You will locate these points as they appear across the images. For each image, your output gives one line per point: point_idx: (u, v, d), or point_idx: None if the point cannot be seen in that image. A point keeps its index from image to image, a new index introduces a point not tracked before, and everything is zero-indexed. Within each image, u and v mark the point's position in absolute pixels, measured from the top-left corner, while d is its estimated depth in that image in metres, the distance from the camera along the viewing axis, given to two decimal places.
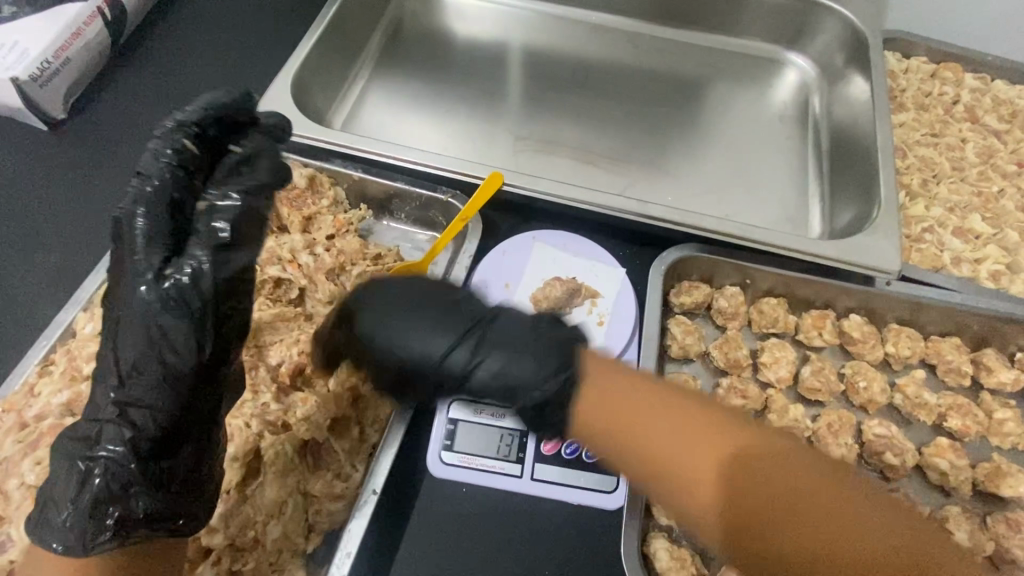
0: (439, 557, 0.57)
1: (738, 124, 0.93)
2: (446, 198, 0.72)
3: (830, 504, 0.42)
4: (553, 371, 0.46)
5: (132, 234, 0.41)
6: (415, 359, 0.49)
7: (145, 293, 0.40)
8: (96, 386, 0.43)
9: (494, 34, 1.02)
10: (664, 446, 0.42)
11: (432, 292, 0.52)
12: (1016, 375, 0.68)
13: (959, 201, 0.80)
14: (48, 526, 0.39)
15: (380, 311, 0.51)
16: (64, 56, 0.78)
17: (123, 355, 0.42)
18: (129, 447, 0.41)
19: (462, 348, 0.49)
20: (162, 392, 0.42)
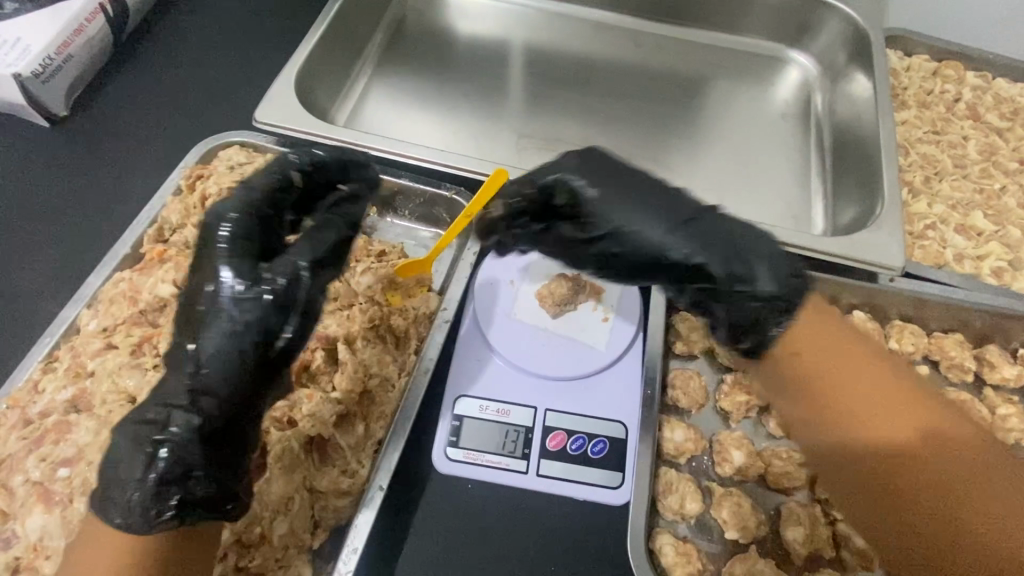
0: (444, 553, 0.57)
1: (741, 122, 0.93)
2: (451, 194, 0.72)
3: (973, 488, 0.42)
4: (768, 271, 0.51)
5: (223, 233, 0.47)
6: (636, 242, 0.53)
7: (229, 275, 0.45)
8: (170, 370, 0.44)
9: (496, 32, 1.02)
10: (833, 376, 0.47)
11: (647, 183, 0.56)
12: (1019, 371, 0.68)
13: (961, 198, 0.81)
14: (110, 503, 0.40)
15: (615, 195, 0.55)
16: (66, 53, 0.77)
17: (202, 344, 0.44)
18: (191, 433, 0.42)
19: (689, 235, 0.52)
20: (227, 378, 0.43)
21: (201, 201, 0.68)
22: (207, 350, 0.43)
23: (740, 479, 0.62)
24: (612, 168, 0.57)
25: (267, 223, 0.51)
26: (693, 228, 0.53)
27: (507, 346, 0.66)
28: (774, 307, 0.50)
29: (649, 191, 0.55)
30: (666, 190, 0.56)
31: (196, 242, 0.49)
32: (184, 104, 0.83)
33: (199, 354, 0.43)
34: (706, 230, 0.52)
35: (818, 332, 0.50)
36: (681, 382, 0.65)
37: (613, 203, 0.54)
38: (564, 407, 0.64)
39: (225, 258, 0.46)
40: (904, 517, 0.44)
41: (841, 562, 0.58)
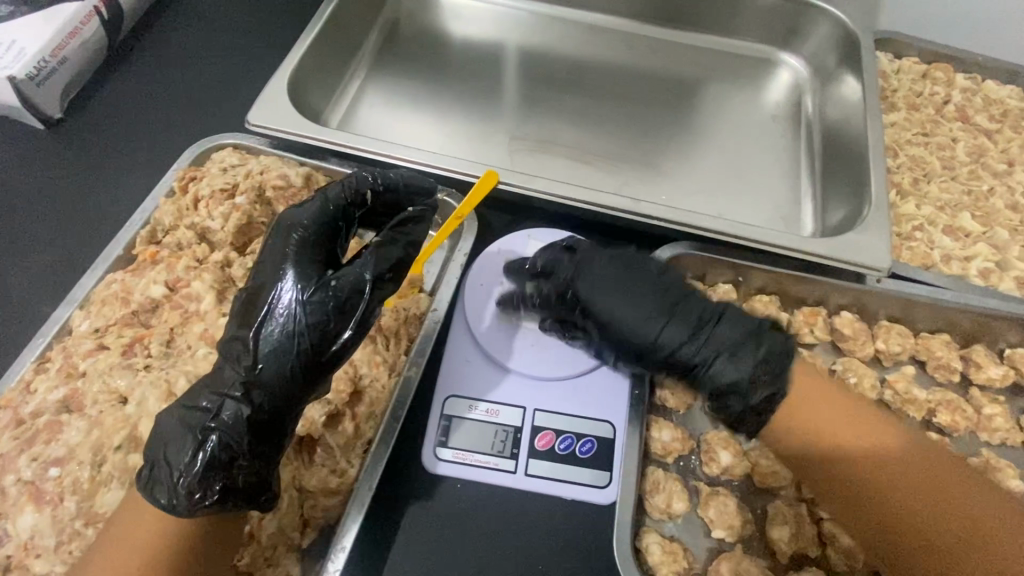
0: (432, 551, 0.58)
1: (732, 123, 0.94)
2: (443, 196, 0.73)
3: (925, 480, 0.54)
4: (756, 384, 0.60)
5: (296, 234, 0.55)
6: (640, 348, 0.62)
7: (292, 276, 0.53)
8: (225, 359, 0.52)
9: (490, 34, 1.03)
10: (816, 417, 0.59)
11: (653, 287, 0.64)
12: (1004, 371, 0.69)
13: (949, 199, 0.81)
14: (159, 483, 0.47)
15: (626, 303, 0.63)
16: (61, 55, 0.78)
17: (264, 335, 0.51)
18: (234, 426, 0.49)
19: (687, 345, 0.62)
20: (285, 373, 0.50)
21: (194, 203, 0.69)
22: (273, 343, 0.51)
23: (727, 478, 0.63)
24: (626, 273, 0.65)
25: (333, 234, 0.57)
26: (693, 337, 0.62)
27: (497, 347, 0.67)
28: (754, 410, 0.60)
29: (656, 297, 0.64)
30: (669, 292, 0.64)
31: (269, 236, 0.57)
32: (178, 106, 0.84)
33: (261, 348, 0.51)
34: (707, 338, 0.62)
35: (811, 390, 0.60)
36: (669, 382, 0.66)
37: (621, 314, 0.63)
38: (552, 407, 0.64)
39: (293, 261, 0.54)
40: (890, 518, 0.53)
41: (826, 562, 0.59)
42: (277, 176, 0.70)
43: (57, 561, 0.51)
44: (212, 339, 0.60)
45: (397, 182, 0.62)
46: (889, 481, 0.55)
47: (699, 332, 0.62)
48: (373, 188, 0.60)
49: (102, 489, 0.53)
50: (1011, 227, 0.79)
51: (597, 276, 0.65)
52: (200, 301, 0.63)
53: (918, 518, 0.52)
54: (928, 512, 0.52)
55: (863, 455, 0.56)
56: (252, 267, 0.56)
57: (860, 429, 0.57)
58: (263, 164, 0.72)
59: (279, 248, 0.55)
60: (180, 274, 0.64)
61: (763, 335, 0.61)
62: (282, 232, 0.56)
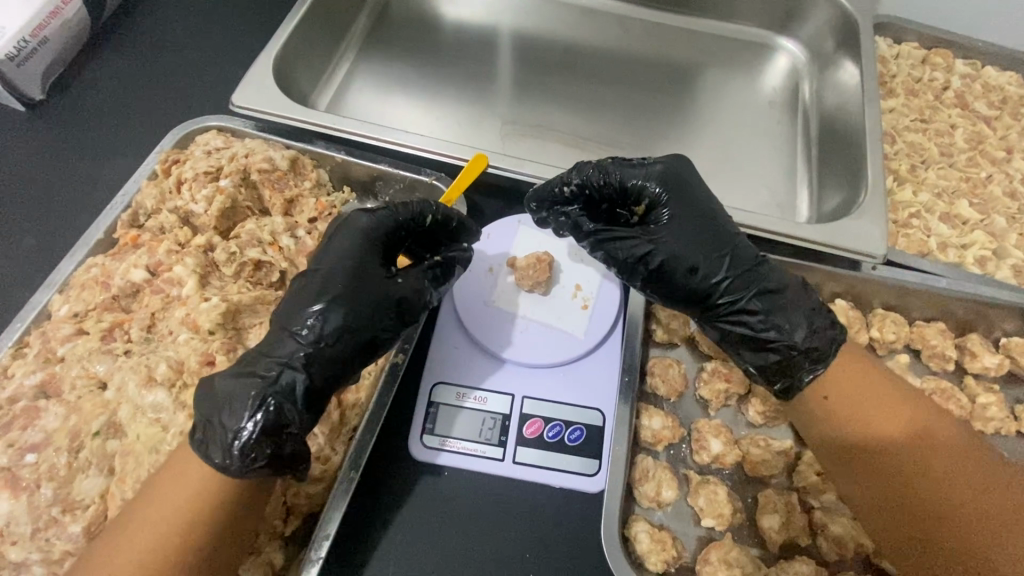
0: (418, 542, 0.57)
1: (727, 109, 0.92)
2: (430, 180, 0.71)
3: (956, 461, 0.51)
4: (833, 339, 0.58)
5: (360, 234, 0.57)
6: (681, 262, 0.59)
7: (359, 266, 0.56)
8: (274, 333, 0.53)
9: (483, 16, 1.00)
10: (852, 397, 0.57)
11: (716, 214, 0.62)
12: (1000, 360, 0.68)
13: (947, 186, 0.80)
14: (214, 444, 0.47)
15: (683, 218, 0.61)
16: (42, 35, 0.75)
17: (329, 317, 0.53)
18: (289, 392, 0.49)
19: (752, 273, 0.59)
20: (342, 350, 0.53)
21: (177, 185, 0.67)
22: (336, 323, 0.53)
23: (718, 467, 0.62)
24: (690, 192, 0.62)
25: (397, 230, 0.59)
26: (744, 271, 0.59)
27: (484, 331, 0.66)
28: (808, 353, 0.57)
29: (713, 228, 0.61)
30: (728, 226, 0.61)
31: (335, 225, 0.59)
32: (164, 89, 0.82)
33: (325, 326, 0.52)
34: (756, 293, 0.59)
35: (848, 371, 0.58)
36: (660, 369, 0.65)
37: (680, 226, 0.60)
38: (541, 394, 0.64)
39: (359, 248, 0.57)
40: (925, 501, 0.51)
41: (818, 551, 0.58)
42: (261, 159, 0.67)
43: (33, 549, 0.50)
44: (192, 323, 0.58)
45: (455, 217, 0.61)
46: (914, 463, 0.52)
47: (754, 267, 0.59)
48: (434, 215, 0.60)
49: (79, 475, 0.52)
50: (1009, 215, 0.78)
51: (666, 183, 0.62)
52: (181, 286, 0.61)
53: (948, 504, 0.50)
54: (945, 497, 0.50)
55: (882, 441, 0.54)
56: (317, 254, 0.57)
57: (893, 409, 0.55)
58: (247, 146, 0.69)
59: (344, 236, 0.57)
60: (161, 258, 0.62)
61: (810, 290, 0.60)
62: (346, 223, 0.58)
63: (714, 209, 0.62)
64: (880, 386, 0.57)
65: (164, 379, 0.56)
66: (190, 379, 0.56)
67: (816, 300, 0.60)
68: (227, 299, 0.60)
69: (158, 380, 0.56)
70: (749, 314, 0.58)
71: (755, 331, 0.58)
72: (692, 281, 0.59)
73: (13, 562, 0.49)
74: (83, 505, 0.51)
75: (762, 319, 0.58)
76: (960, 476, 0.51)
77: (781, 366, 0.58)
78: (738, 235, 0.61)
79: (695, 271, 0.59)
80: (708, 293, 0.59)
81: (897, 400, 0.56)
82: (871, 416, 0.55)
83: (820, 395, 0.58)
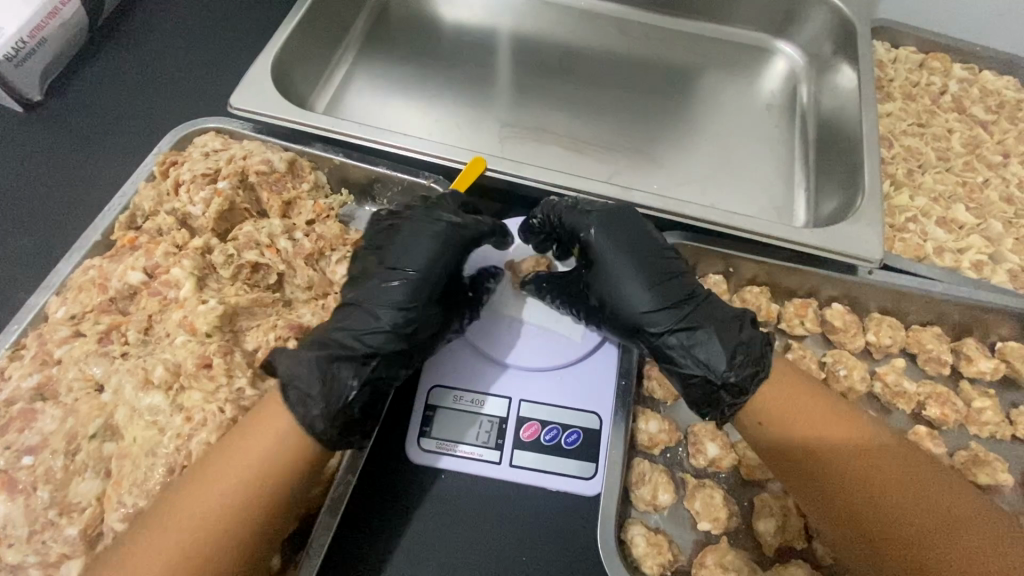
0: (415, 545, 0.57)
1: (725, 112, 0.92)
2: (428, 183, 0.71)
3: (895, 470, 0.53)
4: (756, 374, 0.58)
5: (448, 239, 0.62)
6: (610, 301, 0.62)
7: (444, 271, 0.62)
8: (358, 319, 0.59)
9: (482, 19, 1.00)
10: (792, 408, 0.57)
11: (654, 248, 0.63)
12: (995, 365, 0.68)
13: (943, 190, 0.81)
14: (311, 416, 0.53)
15: (610, 257, 0.63)
16: (39, 36, 0.75)
17: (418, 319, 0.60)
18: (380, 377, 0.58)
19: (674, 308, 0.61)
20: (415, 349, 0.60)
21: (174, 187, 0.67)
22: (421, 324, 0.60)
23: (714, 471, 0.62)
24: (628, 230, 0.64)
25: (475, 238, 0.65)
26: (670, 307, 0.61)
27: (482, 335, 0.67)
28: (726, 387, 0.58)
29: (641, 265, 0.62)
30: (663, 260, 0.63)
31: (411, 219, 0.63)
32: (162, 90, 0.82)
33: (413, 326, 0.60)
34: (678, 327, 0.60)
35: (786, 390, 0.59)
36: (657, 372, 0.65)
37: (610, 264, 0.63)
38: (538, 397, 0.64)
39: (439, 250, 0.62)
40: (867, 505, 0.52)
41: (813, 554, 0.59)
42: (260, 161, 0.68)
43: (30, 551, 0.50)
44: (190, 326, 0.58)
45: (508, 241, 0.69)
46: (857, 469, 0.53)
47: (685, 302, 0.61)
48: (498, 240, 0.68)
49: (76, 478, 0.52)
50: (1005, 219, 0.78)
51: (602, 221, 0.64)
52: (179, 288, 0.61)
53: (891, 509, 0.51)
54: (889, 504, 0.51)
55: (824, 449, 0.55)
56: (395, 245, 0.62)
57: (826, 420, 0.56)
58: (245, 148, 0.69)
59: (427, 236, 0.62)
60: (158, 260, 0.62)
61: (750, 324, 0.60)
62: (426, 221, 0.63)
63: (649, 243, 0.63)
64: (810, 400, 0.58)
65: (161, 381, 0.56)
66: (187, 381, 0.56)
67: (754, 335, 0.60)
68: (224, 302, 0.60)
69: (155, 383, 0.56)
70: (668, 347, 0.60)
71: (674, 364, 0.60)
72: (620, 318, 0.62)
73: (10, 564, 0.50)
74: (80, 507, 0.51)
75: (680, 352, 0.59)
76: (902, 482, 0.52)
77: (706, 399, 0.59)
78: (678, 271, 0.63)
79: (616, 307, 0.62)
80: (632, 328, 0.62)
81: (828, 409, 0.57)
82: (813, 427, 0.56)
83: (756, 420, 0.59)
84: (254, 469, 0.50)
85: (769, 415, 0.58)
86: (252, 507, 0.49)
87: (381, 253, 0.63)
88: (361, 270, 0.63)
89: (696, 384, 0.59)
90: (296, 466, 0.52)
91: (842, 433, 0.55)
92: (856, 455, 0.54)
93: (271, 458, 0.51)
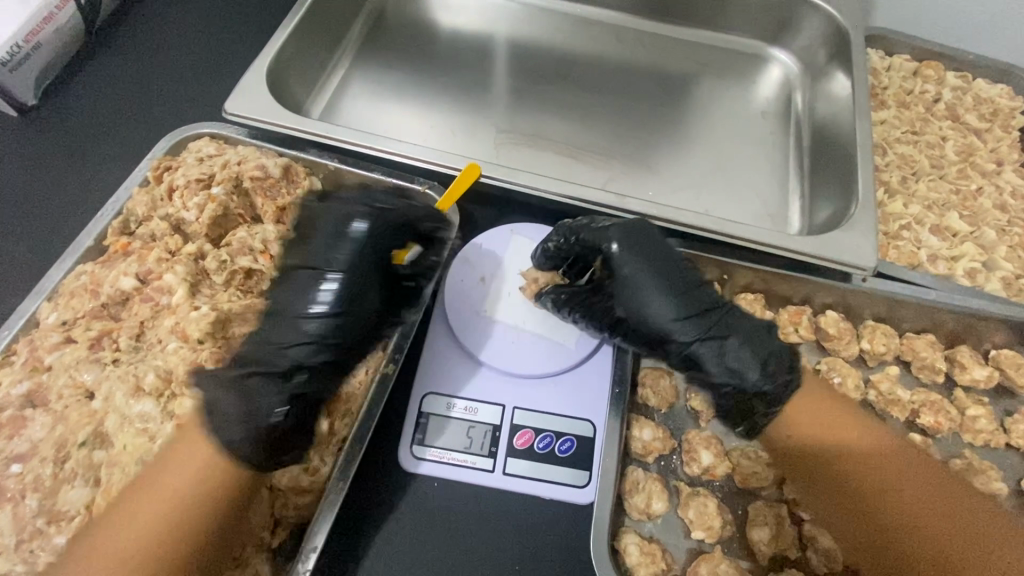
0: (408, 555, 0.57)
1: (720, 119, 0.92)
2: (423, 188, 0.71)
3: (902, 474, 0.54)
4: (789, 381, 0.59)
5: (366, 240, 0.63)
6: (643, 317, 0.60)
7: (364, 275, 0.61)
8: (288, 328, 0.59)
9: (478, 25, 1.01)
10: (811, 412, 0.60)
11: (677, 261, 0.61)
12: (988, 373, 0.68)
13: (937, 199, 0.81)
14: (228, 430, 0.53)
15: (637, 274, 0.60)
16: (34, 41, 0.75)
17: (339, 323, 0.59)
18: (311, 392, 0.58)
19: (706, 321, 0.59)
20: (336, 359, 0.59)
21: (168, 193, 0.67)
22: (340, 330, 0.59)
23: (708, 479, 0.62)
24: (650, 244, 0.61)
25: (394, 240, 0.65)
26: (701, 320, 0.59)
27: (475, 340, 0.66)
28: (762, 397, 0.59)
29: (667, 280, 0.60)
30: (687, 272, 0.61)
31: (339, 221, 0.64)
32: (157, 95, 0.82)
33: (334, 334, 0.59)
34: (711, 341, 0.59)
35: (811, 399, 0.61)
36: (651, 381, 0.65)
37: (636, 281, 0.60)
38: (531, 405, 0.63)
39: (363, 257, 0.62)
40: (872, 506, 0.53)
41: (808, 565, 0.58)
42: (255, 166, 0.67)
43: (18, 559, 0.49)
44: (182, 332, 0.58)
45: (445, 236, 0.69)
46: (864, 470, 0.55)
47: (714, 313, 0.60)
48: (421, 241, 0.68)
49: (65, 486, 0.52)
50: (999, 227, 0.79)
51: (623, 239, 0.61)
52: (171, 294, 0.60)
53: (897, 510, 0.52)
54: (892, 503, 0.52)
55: (838, 451, 0.57)
56: (315, 248, 0.63)
57: (844, 433, 0.58)
58: (240, 154, 0.69)
59: (348, 241, 0.63)
60: (151, 266, 0.62)
61: (774, 331, 0.61)
62: (348, 224, 0.63)
63: (673, 255, 0.62)
64: (835, 414, 0.60)
65: (153, 389, 0.55)
66: (179, 389, 0.56)
67: (776, 342, 0.60)
68: (217, 308, 0.60)
69: (146, 390, 0.55)
70: (702, 362, 0.59)
71: (712, 377, 0.60)
72: (653, 333, 0.60)
73: None
74: (69, 515, 0.51)
75: (716, 367, 0.59)
76: (909, 485, 0.53)
77: (743, 410, 0.61)
78: (702, 281, 0.62)
79: (648, 325, 0.60)
80: (666, 344, 0.60)
81: (848, 415, 0.59)
82: (828, 429, 0.58)
83: (785, 433, 0.61)
84: (167, 504, 0.47)
85: (794, 422, 0.61)
86: (170, 534, 0.46)
87: (307, 256, 0.63)
88: (291, 272, 0.63)
89: (732, 395, 0.59)
90: (221, 483, 0.49)
91: (858, 441, 0.57)
92: (865, 459, 0.55)
93: (184, 492, 0.48)
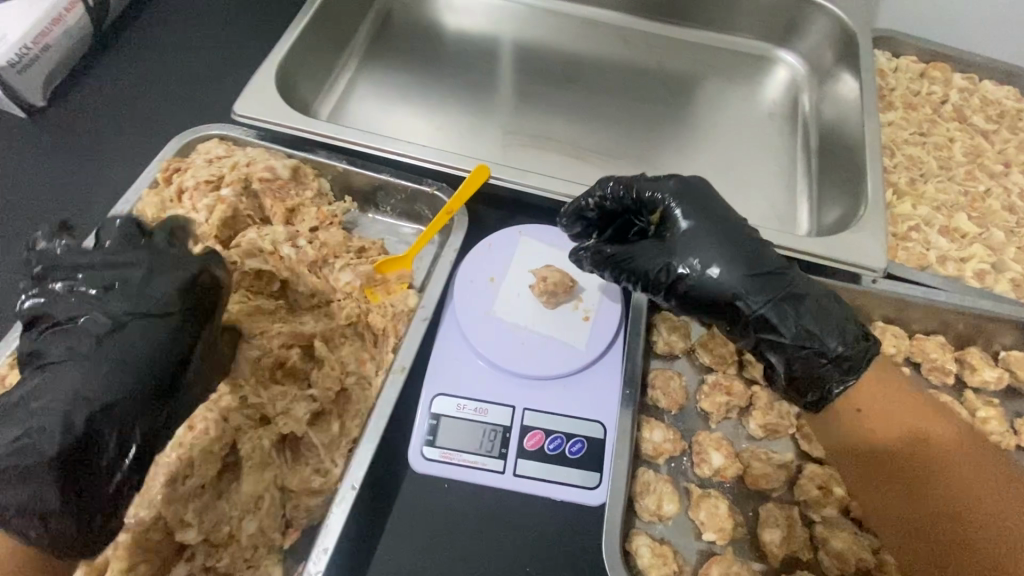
0: (418, 556, 0.57)
1: (728, 120, 0.93)
2: (432, 190, 0.71)
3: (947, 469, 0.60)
4: (864, 347, 0.58)
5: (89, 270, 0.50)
6: (704, 271, 0.57)
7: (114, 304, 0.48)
8: (47, 390, 0.45)
9: (484, 27, 1.01)
10: (872, 407, 0.64)
11: (737, 220, 0.60)
12: (999, 374, 0.68)
13: (946, 200, 0.81)
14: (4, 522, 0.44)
15: (700, 226, 0.58)
16: (43, 42, 0.75)
17: (97, 366, 0.46)
18: (78, 459, 0.44)
19: (775, 281, 0.57)
20: (108, 408, 0.45)
21: (177, 194, 0.67)
22: (96, 376, 0.45)
23: (719, 481, 0.62)
24: (708, 201, 0.60)
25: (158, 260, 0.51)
26: (769, 278, 0.57)
27: (485, 341, 0.66)
28: (838, 362, 0.57)
29: (730, 234, 0.59)
30: (749, 233, 0.60)
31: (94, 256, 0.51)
32: (165, 97, 0.82)
33: (90, 381, 0.45)
34: (786, 302, 0.57)
35: (873, 385, 0.66)
36: (661, 382, 0.64)
37: (699, 234, 0.58)
38: (542, 407, 0.63)
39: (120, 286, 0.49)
40: (925, 502, 0.59)
41: (819, 565, 0.58)
42: (263, 168, 0.68)
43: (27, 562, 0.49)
44: None
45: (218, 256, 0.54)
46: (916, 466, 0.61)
47: (780, 274, 0.58)
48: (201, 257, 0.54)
49: None
50: (1007, 228, 0.79)
51: (683, 193, 0.60)
52: None
53: (947, 501, 0.58)
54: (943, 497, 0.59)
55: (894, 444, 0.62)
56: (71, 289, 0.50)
57: (906, 425, 0.63)
58: (249, 155, 0.70)
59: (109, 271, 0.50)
60: None
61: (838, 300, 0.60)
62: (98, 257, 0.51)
63: (733, 216, 0.60)
64: (895, 404, 0.64)
65: None
66: None
67: (841, 309, 0.59)
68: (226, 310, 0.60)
69: None
70: (776, 323, 0.56)
71: (790, 339, 0.57)
72: (716, 289, 0.57)
73: None
74: None
75: (793, 329, 0.57)
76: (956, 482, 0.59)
77: (812, 376, 0.58)
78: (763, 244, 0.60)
79: (716, 279, 0.57)
80: (734, 302, 0.56)
81: (906, 406, 0.64)
82: (887, 420, 0.63)
83: (849, 410, 0.64)
84: None
85: (859, 408, 0.64)
86: None
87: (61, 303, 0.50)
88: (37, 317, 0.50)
89: (802, 357, 0.57)
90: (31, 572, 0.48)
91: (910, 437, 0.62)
92: (920, 456, 0.61)
93: None
